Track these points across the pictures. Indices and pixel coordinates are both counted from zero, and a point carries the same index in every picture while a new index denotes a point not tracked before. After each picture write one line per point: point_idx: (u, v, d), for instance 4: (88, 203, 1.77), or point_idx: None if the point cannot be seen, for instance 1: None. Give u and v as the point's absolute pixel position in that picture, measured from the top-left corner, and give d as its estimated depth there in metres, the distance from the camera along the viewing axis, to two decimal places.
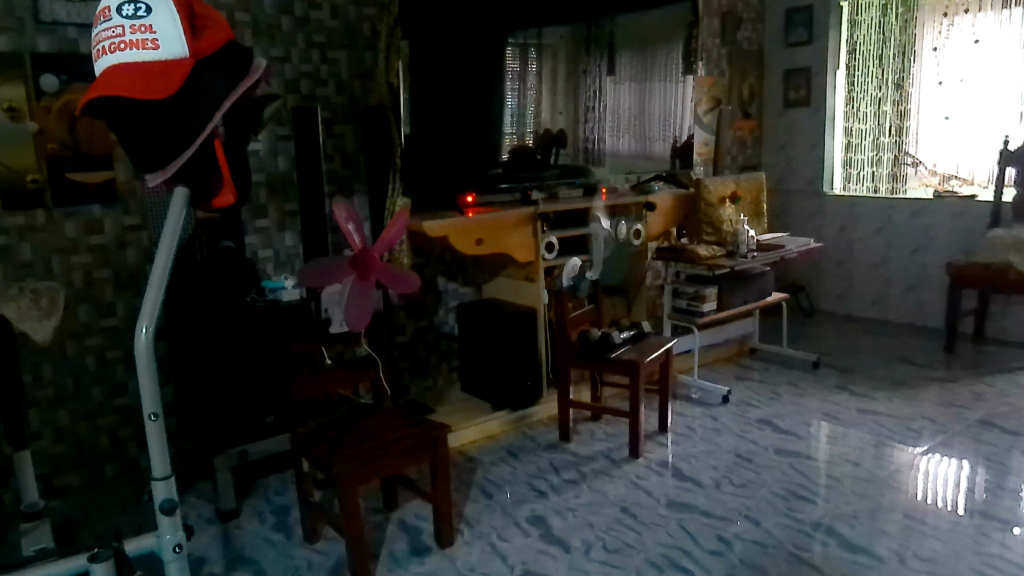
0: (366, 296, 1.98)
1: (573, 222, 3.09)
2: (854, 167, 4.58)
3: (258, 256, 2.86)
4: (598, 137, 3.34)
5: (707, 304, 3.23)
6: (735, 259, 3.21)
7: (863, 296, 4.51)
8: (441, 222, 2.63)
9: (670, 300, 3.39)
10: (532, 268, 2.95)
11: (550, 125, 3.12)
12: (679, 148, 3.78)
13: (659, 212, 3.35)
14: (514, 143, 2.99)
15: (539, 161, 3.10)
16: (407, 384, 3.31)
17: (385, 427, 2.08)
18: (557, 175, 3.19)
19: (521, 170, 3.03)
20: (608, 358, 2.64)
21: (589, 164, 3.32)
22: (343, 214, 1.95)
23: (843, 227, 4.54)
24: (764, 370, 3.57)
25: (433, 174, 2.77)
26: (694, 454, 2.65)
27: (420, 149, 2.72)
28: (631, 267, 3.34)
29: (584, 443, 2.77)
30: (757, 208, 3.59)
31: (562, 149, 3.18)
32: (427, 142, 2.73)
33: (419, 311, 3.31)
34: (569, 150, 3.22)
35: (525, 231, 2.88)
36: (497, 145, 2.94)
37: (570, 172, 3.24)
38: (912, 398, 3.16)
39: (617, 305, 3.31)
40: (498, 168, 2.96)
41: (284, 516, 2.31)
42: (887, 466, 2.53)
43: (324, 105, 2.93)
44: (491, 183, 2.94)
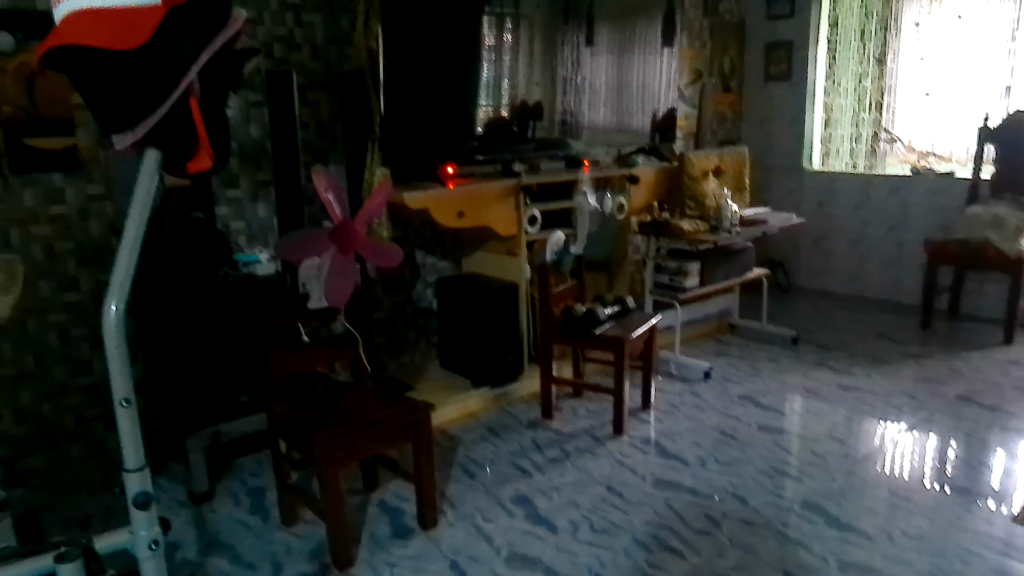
0: (347, 272, 1.91)
1: (555, 195, 3.00)
2: (832, 142, 4.57)
3: (230, 228, 2.75)
4: (576, 109, 3.27)
5: (690, 279, 3.20)
6: (718, 234, 3.15)
7: (839, 272, 4.52)
8: (422, 193, 2.53)
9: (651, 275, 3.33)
10: (514, 243, 2.86)
11: (528, 99, 3.04)
12: (658, 121, 3.71)
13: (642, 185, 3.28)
14: (495, 113, 2.91)
15: (517, 134, 3.02)
16: (384, 361, 3.24)
17: (367, 406, 2.01)
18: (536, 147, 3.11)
19: (497, 142, 2.96)
20: (591, 334, 2.59)
21: (567, 136, 3.24)
22: (322, 184, 1.85)
23: (821, 203, 4.53)
24: (743, 346, 3.56)
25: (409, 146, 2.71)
26: (678, 432, 2.63)
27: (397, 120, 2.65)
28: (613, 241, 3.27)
29: (567, 420, 2.73)
30: (740, 182, 3.55)
31: (540, 122, 3.10)
32: (409, 112, 2.67)
33: (396, 287, 3.24)
34: (545, 124, 3.13)
35: (507, 204, 2.79)
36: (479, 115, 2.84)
37: (548, 145, 3.17)
38: (891, 374, 3.17)
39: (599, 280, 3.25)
40: (473, 141, 2.88)
41: (260, 498, 2.24)
42: (869, 442, 2.53)
43: (299, 71, 2.81)
44: (472, 155, 2.85)
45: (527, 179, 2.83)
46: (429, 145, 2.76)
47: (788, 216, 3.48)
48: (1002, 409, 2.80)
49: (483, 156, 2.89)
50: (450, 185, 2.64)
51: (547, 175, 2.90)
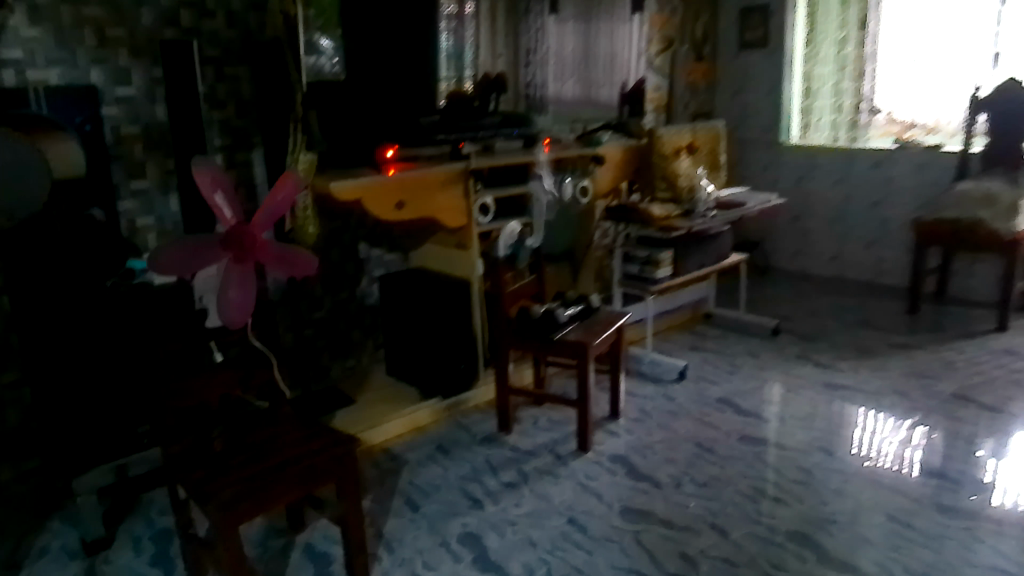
0: (248, 284, 1.58)
1: (509, 178, 2.66)
2: (812, 115, 4.28)
3: (136, 225, 2.39)
4: (542, 81, 2.93)
5: (662, 269, 2.90)
6: (692, 220, 2.86)
7: (819, 253, 4.25)
8: (353, 181, 2.19)
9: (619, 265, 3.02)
10: (464, 234, 2.54)
11: (491, 70, 2.71)
12: (628, 94, 3.38)
13: (609, 165, 2.95)
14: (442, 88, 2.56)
15: (480, 109, 2.69)
16: (326, 366, 2.95)
17: (281, 442, 1.70)
18: (491, 125, 2.77)
19: (458, 119, 2.63)
20: (551, 340, 2.28)
21: (532, 112, 2.91)
22: (208, 182, 1.52)
23: (800, 179, 4.24)
24: (719, 338, 3.28)
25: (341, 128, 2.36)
26: (649, 445, 2.35)
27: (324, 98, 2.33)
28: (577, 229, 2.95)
29: (525, 434, 2.44)
30: (714, 159, 3.23)
31: (504, 96, 2.78)
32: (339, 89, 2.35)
33: (336, 283, 2.91)
34: (510, 96, 2.81)
35: (455, 191, 2.45)
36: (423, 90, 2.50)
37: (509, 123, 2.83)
38: (879, 368, 2.90)
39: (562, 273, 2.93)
40: (434, 115, 2.56)
41: (166, 546, 1.94)
42: (855, 432, 2.39)
43: (211, 41, 2.44)
44: (416, 135, 2.50)
45: (477, 162, 2.50)
46: (362, 125, 2.43)
47: (769, 197, 3.18)
48: (1002, 409, 2.55)
49: (429, 136, 2.54)
50: (387, 171, 2.30)
51: (500, 157, 2.57)
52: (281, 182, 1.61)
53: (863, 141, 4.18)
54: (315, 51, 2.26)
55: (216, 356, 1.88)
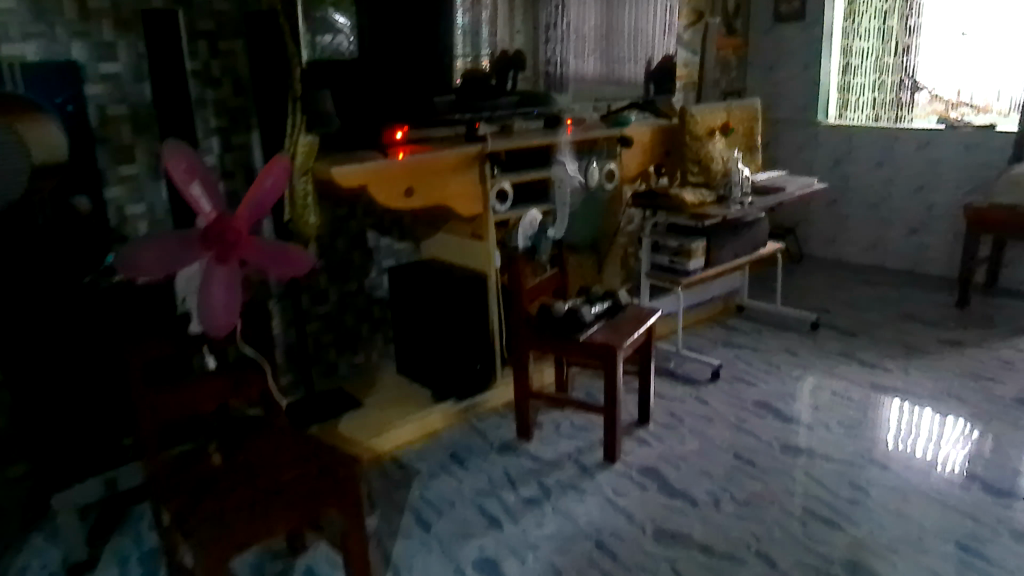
0: (234, 286, 1.40)
1: (529, 162, 2.45)
2: (851, 93, 4.03)
3: (125, 214, 2.17)
4: (562, 59, 2.70)
5: (694, 260, 2.68)
6: (727, 207, 2.61)
7: (857, 240, 4.00)
8: (356, 167, 1.98)
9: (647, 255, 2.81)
10: (479, 224, 2.32)
11: (507, 46, 2.50)
12: (652, 69, 3.12)
13: (637, 147, 2.71)
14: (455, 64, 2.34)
15: (495, 87, 2.49)
16: (333, 362, 2.78)
17: (276, 461, 1.51)
18: (507, 104, 2.54)
19: (473, 98, 2.42)
20: (574, 341, 2.08)
21: (550, 91, 2.69)
22: (183, 170, 1.34)
23: (837, 161, 3.98)
24: (754, 333, 3.07)
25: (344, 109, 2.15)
26: (683, 456, 2.15)
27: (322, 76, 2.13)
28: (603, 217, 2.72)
29: (546, 441, 2.25)
30: (750, 140, 2.99)
31: (522, 74, 2.56)
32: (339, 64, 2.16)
33: (343, 274, 2.73)
34: (529, 74, 2.59)
35: (469, 177, 2.24)
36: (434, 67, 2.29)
37: (527, 103, 2.62)
38: (930, 368, 2.68)
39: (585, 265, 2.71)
40: (449, 94, 2.35)
41: (154, 567, 1.77)
42: (895, 424, 2.28)
43: (205, 13, 2.24)
44: (426, 117, 2.30)
45: (493, 144, 2.28)
46: (364, 106, 2.23)
47: (808, 181, 2.94)
48: None
49: (441, 117, 2.33)
50: (395, 155, 2.09)
51: (519, 139, 2.34)
52: (268, 169, 1.41)
53: (908, 120, 3.89)
54: (330, 28, 2.12)
55: (207, 363, 1.66)
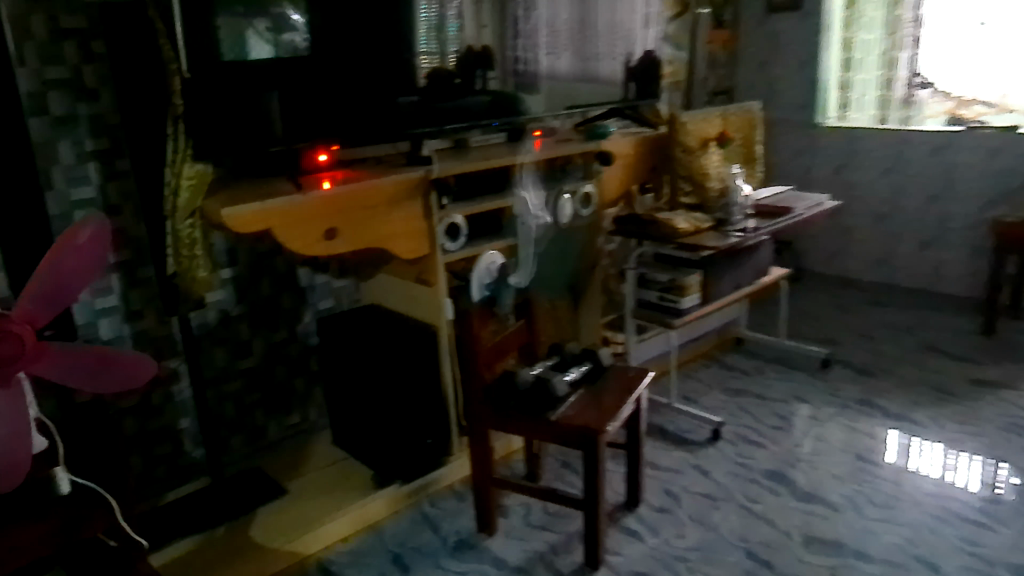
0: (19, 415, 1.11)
1: (486, 187, 1.99)
2: (853, 90, 3.60)
3: None
4: (531, 55, 2.24)
5: (689, 296, 2.24)
6: (727, 235, 2.19)
7: (863, 254, 3.59)
8: (254, 206, 1.51)
9: (634, 291, 2.36)
10: (425, 265, 1.87)
11: (472, 40, 2.06)
12: (633, 68, 2.64)
13: (619, 165, 2.26)
14: (395, 68, 1.87)
15: (462, 89, 2.06)
16: (261, 425, 2.33)
17: None
18: (461, 115, 2.08)
19: (438, 100, 2.00)
20: (544, 422, 1.62)
21: (521, 92, 2.24)
22: None
23: (840, 167, 3.57)
24: (757, 374, 2.65)
25: (258, 132, 1.65)
26: (683, 557, 1.72)
27: (221, 87, 1.59)
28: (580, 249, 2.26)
29: (512, 539, 1.81)
30: (751, 149, 2.54)
31: (493, 72, 2.13)
32: (243, 72, 1.62)
33: (269, 320, 2.28)
34: (497, 73, 2.16)
35: (410, 210, 1.78)
36: (367, 72, 1.82)
37: (499, 110, 2.19)
38: (968, 420, 2.27)
39: (558, 308, 2.26)
40: (415, 94, 1.94)
41: None
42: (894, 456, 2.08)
43: (71, 7, 1.77)
44: (359, 134, 1.84)
45: (440, 167, 1.82)
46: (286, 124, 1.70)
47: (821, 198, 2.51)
48: None
49: (377, 135, 1.88)
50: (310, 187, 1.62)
51: (474, 162, 1.89)
52: (55, 249, 1.14)
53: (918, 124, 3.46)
54: (286, 25, 1.67)
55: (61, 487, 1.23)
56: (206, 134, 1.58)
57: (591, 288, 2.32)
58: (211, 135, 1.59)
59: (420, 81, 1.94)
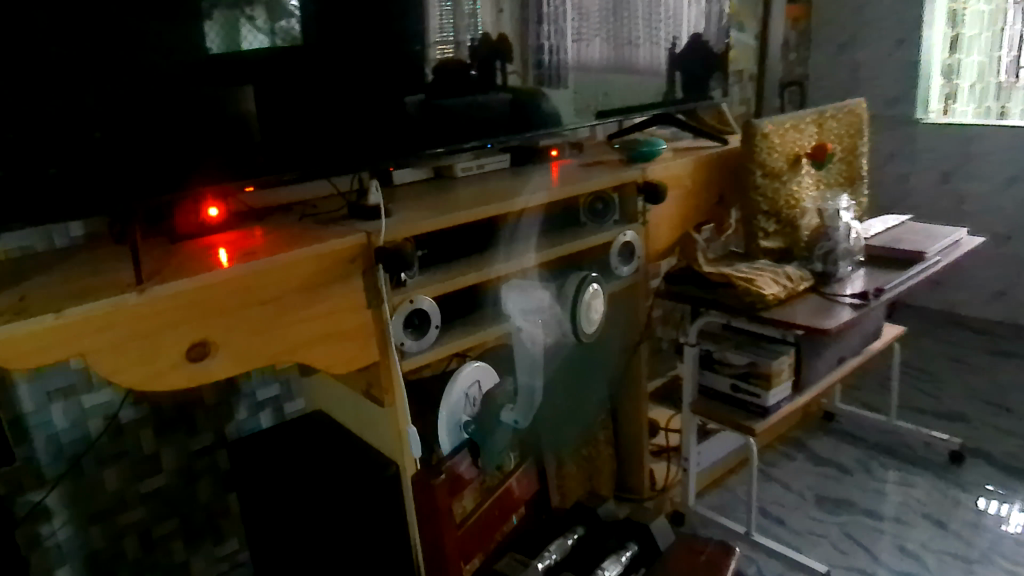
0: None
1: (473, 249, 1.31)
2: (959, 78, 2.81)
3: None
4: (553, 39, 1.58)
5: (776, 387, 1.54)
6: (836, 300, 1.48)
7: (976, 285, 2.83)
8: (36, 322, 0.86)
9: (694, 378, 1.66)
10: (373, 377, 1.20)
11: (489, 27, 1.46)
12: (680, 55, 1.89)
13: (672, 203, 1.56)
14: (386, 61, 1.32)
15: (475, 86, 1.47)
16: (180, 563, 1.70)
17: None
18: (466, 122, 1.48)
19: (440, 97, 1.42)
20: None
21: (542, 87, 1.60)
22: None
23: (947, 175, 2.80)
24: (864, 472, 1.94)
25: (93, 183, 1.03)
26: None
27: (113, 87, 1.03)
28: (611, 322, 1.62)
29: None
30: (854, 169, 1.84)
31: (510, 65, 1.52)
32: (142, 68, 1.05)
33: (185, 422, 1.64)
34: (517, 66, 1.54)
35: (339, 297, 1.10)
36: (343, 70, 1.26)
37: (514, 123, 1.57)
38: None
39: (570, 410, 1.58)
40: (419, 92, 1.39)
41: None
42: None
43: None
44: (311, 161, 1.26)
45: (391, 224, 1.16)
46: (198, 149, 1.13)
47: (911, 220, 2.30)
48: None
49: (342, 163, 1.29)
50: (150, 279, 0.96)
51: (447, 215, 1.22)
52: None
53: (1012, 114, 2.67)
54: (285, 10, 1.18)
55: None
56: (88, 164, 1.03)
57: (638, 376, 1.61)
58: (97, 166, 1.03)
59: (427, 76, 1.39)
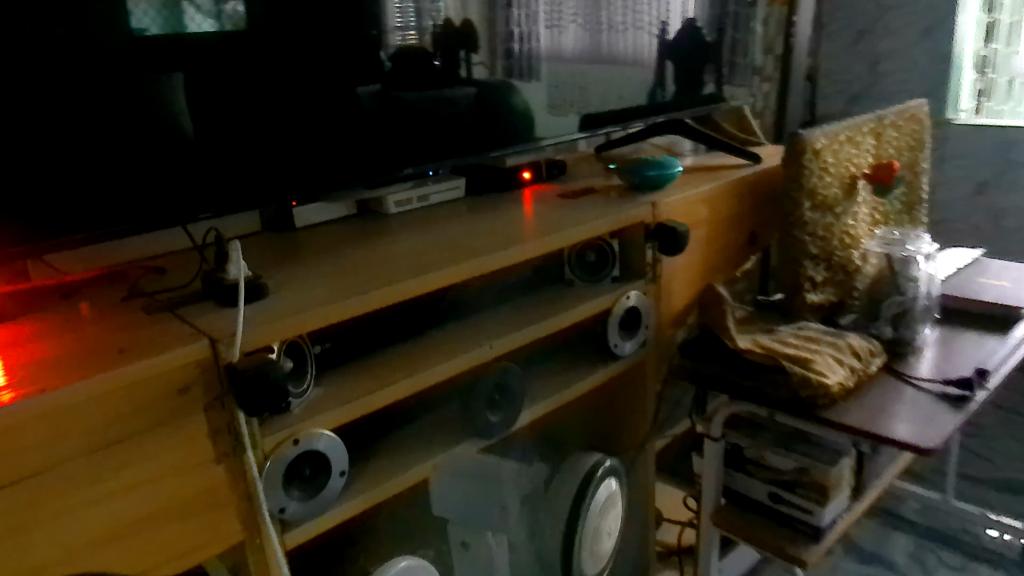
0: None
1: (401, 336, 0.87)
2: None
3: None
4: (512, 16, 1.10)
5: (834, 499, 1.11)
6: (918, 382, 1.06)
7: None
8: None
9: (714, 482, 1.20)
10: (231, 559, 0.76)
11: (452, 10, 1.03)
12: (670, 42, 1.40)
13: (692, 248, 1.13)
14: (353, 49, 0.94)
15: (438, 80, 1.04)
16: None
17: None
18: (431, 123, 1.06)
19: (400, 88, 1.00)
20: None
21: (513, 82, 1.15)
22: None
23: None
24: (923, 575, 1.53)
25: None
26: None
27: None
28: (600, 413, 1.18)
29: None
30: (913, 192, 1.42)
31: (477, 55, 1.08)
32: None
33: None
34: (487, 58, 1.09)
35: (172, 459, 0.66)
36: (307, 61, 0.89)
37: (482, 133, 1.14)
38: None
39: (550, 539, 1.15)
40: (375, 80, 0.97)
41: None
42: None
43: None
44: (203, 196, 0.84)
45: (263, 316, 0.71)
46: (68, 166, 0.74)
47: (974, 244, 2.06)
48: None
49: (241, 196, 0.87)
50: None
51: (362, 293, 0.78)
52: None
53: (999, 109, 2.10)
54: None
55: None
56: None
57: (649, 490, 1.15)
58: None
59: (384, 65, 0.97)
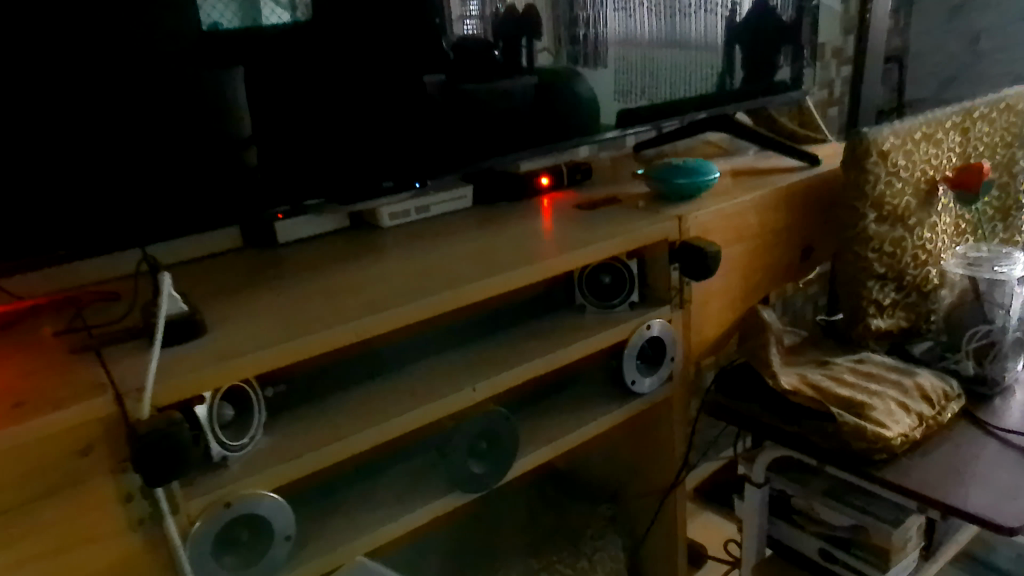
0: None
1: (370, 378, 0.78)
2: None
3: None
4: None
5: (901, 563, 0.94)
6: (1002, 433, 0.88)
7: None
8: None
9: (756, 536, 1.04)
10: None
11: None
12: (742, 22, 1.22)
13: (728, 268, 0.97)
14: (385, 40, 0.85)
15: (497, 71, 0.95)
16: None
17: None
18: (485, 116, 0.96)
19: (462, 80, 0.92)
20: None
21: (580, 68, 1.03)
22: None
23: None
24: None
25: None
26: None
27: None
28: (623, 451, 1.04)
29: None
30: (1011, 196, 1.21)
31: (540, 42, 0.98)
32: None
33: None
34: (550, 44, 0.99)
35: (77, 528, 0.58)
36: (351, 53, 0.83)
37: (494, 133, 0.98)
38: None
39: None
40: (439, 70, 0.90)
41: None
42: None
43: None
44: (161, 217, 0.75)
45: (187, 364, 0.62)
46: None
47: None
48: None
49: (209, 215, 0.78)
50: None
51: (311, 334, 0.67)
52: None
53: None
54: None
55: None
56: None
57: (676, 541, 1.00)
58: None
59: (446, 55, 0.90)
